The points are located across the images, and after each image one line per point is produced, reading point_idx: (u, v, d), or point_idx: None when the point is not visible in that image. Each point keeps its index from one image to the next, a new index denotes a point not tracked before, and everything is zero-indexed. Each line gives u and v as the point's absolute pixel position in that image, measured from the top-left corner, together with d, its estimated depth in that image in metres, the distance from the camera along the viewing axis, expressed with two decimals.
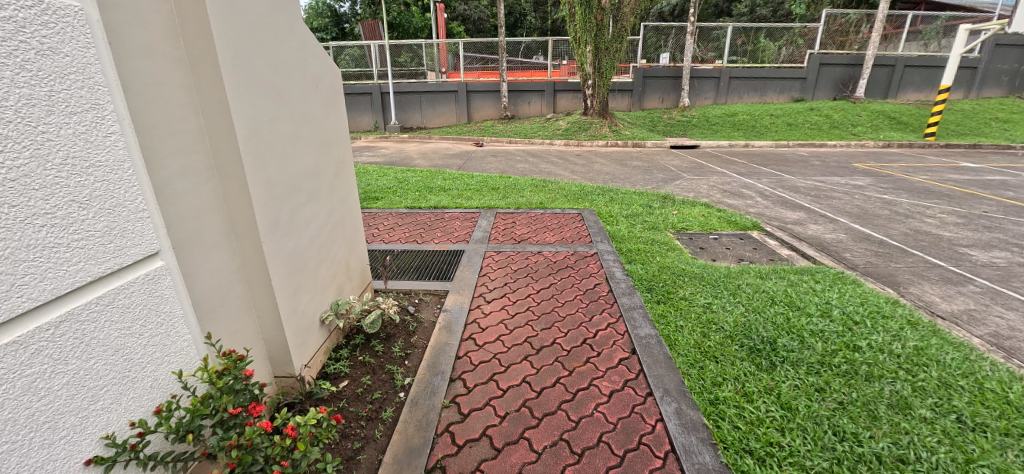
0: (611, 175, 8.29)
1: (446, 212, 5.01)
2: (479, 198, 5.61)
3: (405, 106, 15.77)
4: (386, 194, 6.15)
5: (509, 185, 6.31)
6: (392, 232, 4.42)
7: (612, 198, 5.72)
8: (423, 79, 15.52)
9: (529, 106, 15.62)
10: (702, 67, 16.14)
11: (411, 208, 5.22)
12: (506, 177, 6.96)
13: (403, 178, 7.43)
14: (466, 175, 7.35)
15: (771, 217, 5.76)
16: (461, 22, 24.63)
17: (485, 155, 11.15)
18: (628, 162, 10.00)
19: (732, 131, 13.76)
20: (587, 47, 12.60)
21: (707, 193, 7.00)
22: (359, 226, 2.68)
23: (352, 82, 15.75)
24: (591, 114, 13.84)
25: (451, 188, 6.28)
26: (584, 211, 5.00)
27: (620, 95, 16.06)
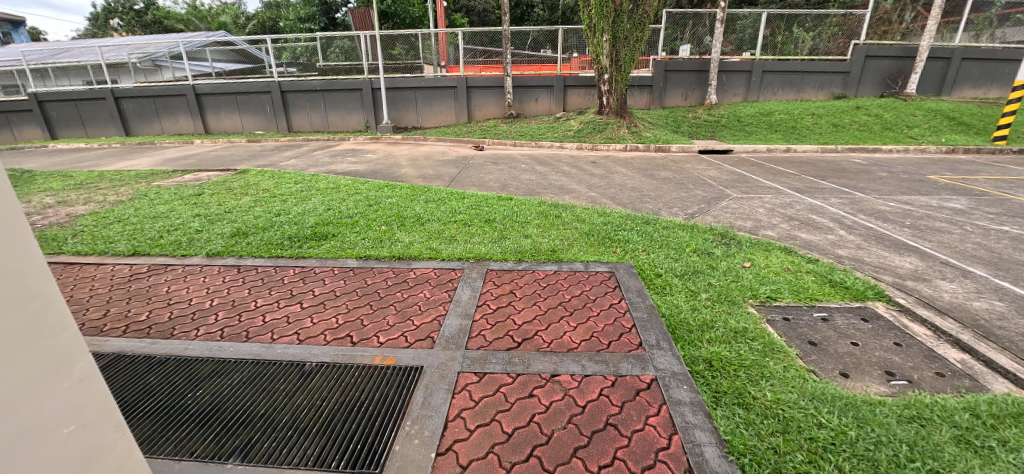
0: (638, 193, 6.64)
1: (415, 269, 3.36)
2: (466, 239, 3.98)
3: (398, 103, 14.15)
4: (343, 227, 4.54)
5: (507, 215, 4.66)
6: (319, 313, 2.78)
7: (652, 238, 4.07)
8: (419, 73, 13.85)
9: (536, 103, 13.87)
10: (730, 60, 14.29)
11: (365, 257, 3.60)
12: (506, 201, 5.30)
13: (377, 199, 5.82)
14: (455, 195, 5.74)
15: (876, 267, 4.07)
16: (465, 13, 23.03)
17: (484, 162, 9.48)
18: (654, 172, 8.28)
19: (768, 132, 11.96)
20: (603, 36, 10.91)
21: (769, 221, 5.33)
22: (112, 435, 1.09)
23: (340, 77, 14.16)
24: (606, 113, 12.05)
25: (430, 219, 4.62)
26: (618, 267, 3.36)
27: (638, 91, 14.27)
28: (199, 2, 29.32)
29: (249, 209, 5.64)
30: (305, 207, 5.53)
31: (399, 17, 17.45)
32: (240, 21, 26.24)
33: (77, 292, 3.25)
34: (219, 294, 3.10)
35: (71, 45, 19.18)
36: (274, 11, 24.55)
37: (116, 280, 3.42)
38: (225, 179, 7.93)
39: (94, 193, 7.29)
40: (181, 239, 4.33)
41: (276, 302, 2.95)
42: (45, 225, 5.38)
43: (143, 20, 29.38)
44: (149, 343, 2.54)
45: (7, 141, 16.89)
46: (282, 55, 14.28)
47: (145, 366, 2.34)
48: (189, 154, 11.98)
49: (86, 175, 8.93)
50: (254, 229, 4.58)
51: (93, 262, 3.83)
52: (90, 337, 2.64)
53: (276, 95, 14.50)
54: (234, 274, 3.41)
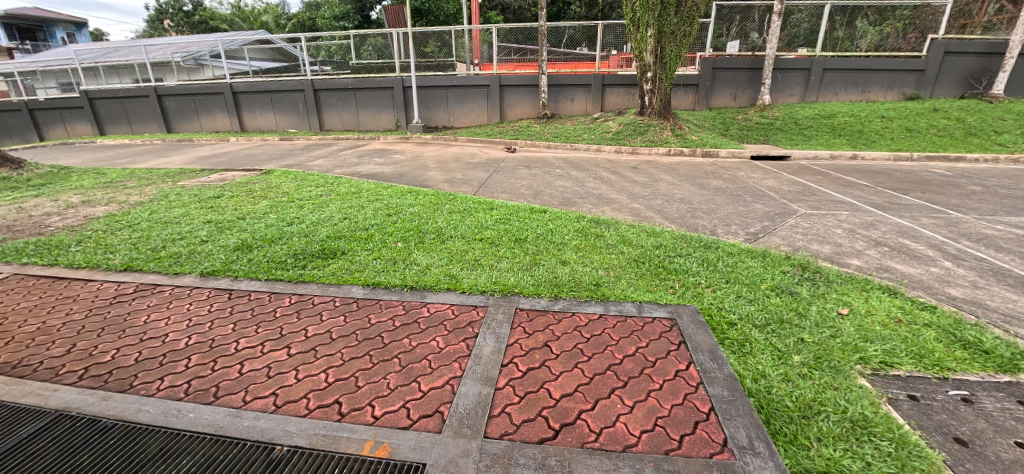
0: (689, 207, 5.84)
1: (428, 304, 2.77)
2: (491, 263, 3.35)
3: (428, 102, 13.75)
4: (355, 241, 4.00)
5: (541, 233, 4.00)
6: (307, 364, 2.25)
7: (717, 271, 3.33)
8: (451, 71, 13.40)
9: (572, 103, 13.12)
10: (786, 56, 13.04)
11: (371, 285, 3.04)
12: (540, 215, 4.64)
13: (397, 207, 5.29)
14: (482, 205, 5.13)
15: (1010, 317, 3.15)
16: (500, 11, 22.61)
17: (515, 165, 8.87)
18: (703, 181, 7.42)
19: (831, 137, 10.78)
20: (648, 31, 10.11)
21: (852, 247, 4.44)
22: None
23: (371, 75, 13.87)
24: (648, 114, 11.17)
25: (452, 235, 4.02)
26: (681, 313, 2.65)
27: (682, 90, 13.25)
28: (243, 3, 30.13)
29: (262, 215, 5.24)
30: (320, 215, 5.08)
31: (433, 15, 17.12)
32: (282, 20, 26.74)
33: (50, 318, 2.87)
34: (200, 329, 2.63)
35: (122, 44, 19.93)
36: (313, 11, 24.83)
37: (96, 304, 3.03)
38: (248, 179, 7.66)
39: (118, 193, 7.16)
40: (182, 252, 3.95)
41: (261, 345, 2.44)
42: (58, 227, 5.15)
43: (191, 20, 30.51)
44: (100, 398, 2.08)
45: (60, 136, 17.60)
46: (317, 54, 14.18)
47: (85, 436, 1.87)
48: (222, 152, 11.98)
49: (118, 172, 8.92)
50: (260, 242, 4.14)
51: (83, 278, 3.49)
52: (39, 383, 2.22)
53: (308, 94, 14.38)
54: (223, 301, 2.94)
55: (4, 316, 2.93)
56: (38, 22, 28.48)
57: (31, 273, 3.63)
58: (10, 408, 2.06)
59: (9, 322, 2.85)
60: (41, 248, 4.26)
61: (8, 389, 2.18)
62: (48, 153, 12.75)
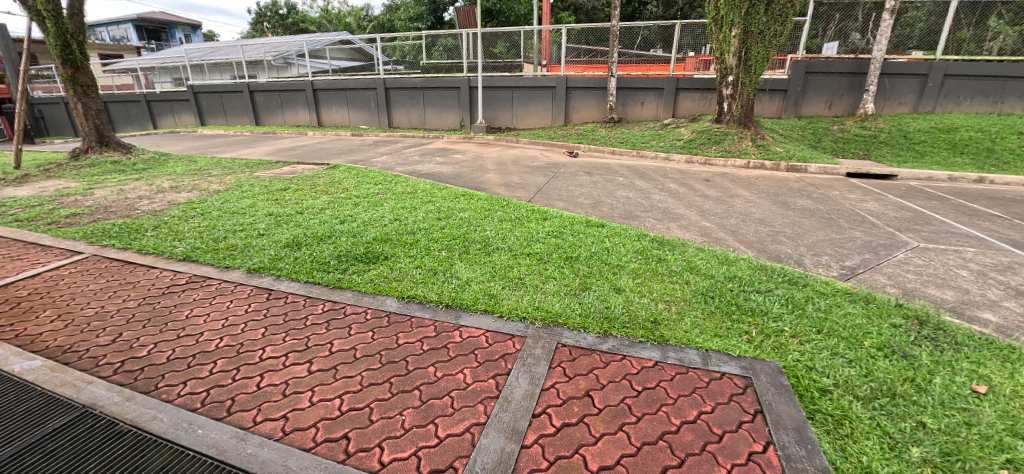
0: (771, 229, 5.13)
1: (461, 326, 2.51)
2: (537, 282, 3.01)
3: (494, 103, 13.71)
4: (399, 245, 3.85)
5: (596, 251, 3.60)
6: (323, 386, 2.08)
7: (808, 317, 2.75)
8: (518, 72, 13.23)
9: (641, 107, 12.41)
10: (896, 60, 11.40)
11: (406, 298, 2.84)
12: (596, 230, 4.23)
13: (448, 210, 5.12)
14: (536, 213, 4.81)
15: None
16: (573, 12, 22.21)
17: (576, 171, 8.47)
18: (788, 200, 6.58)
19: (950, 154, 9.23)
20: (733, 30, 9.33)
21: (985, 296, 3.59)
22: None
23: (440, 74, 14.06)
24: (726, 121, 10.24)
25: (498, 245, 3.73)
26: (759, 372, 2.17)
27: (768, 96, 12.07)
28: (331, 6, 32.35)
29: (319, 211, 5.32)
30: (373, 214, 5.05)
31: (504, 15, 17.20)
32: (364, 22, 28.29)
33: (108, 303, 2.99)
34: (232, 331, 2.57)
35: (226, 44, 22.01)
36: (392, 13, 25.98)
37: (150, 292, 3.13)
38: (315, 173, 7.96)
39: (203, 180, 7.71)
40: (238, 244, 4.04)
41: (285, 356, 2.32)
42: (143, 211, 5.57)
43: (285, 22, 33.31)
44: (123, 398, 2.05)
45: (170, 125, 19.74)
46: (391, 54, 14.46)
47: (98, 440, 1.82)
48: (299, 145, 12.72)
49: (207, 160, 9.71)
50: (310, 239, 4.13)
51: (147, 264, 3.65)
52: (78, 373, 2.25)
53: (380, 92, 14.92)
54: (261, 303, 2.89)
55: (72, 297, 3.10)
56: (163, 24, 32.46)
57: (107, 255, 3.88)
58: (46, 397, 2.09)
59: (73, 303, 3.00)
60: (123, 231, 4.58)
61: (49, 376, 2.22)
62: (158, 140, 14.29)
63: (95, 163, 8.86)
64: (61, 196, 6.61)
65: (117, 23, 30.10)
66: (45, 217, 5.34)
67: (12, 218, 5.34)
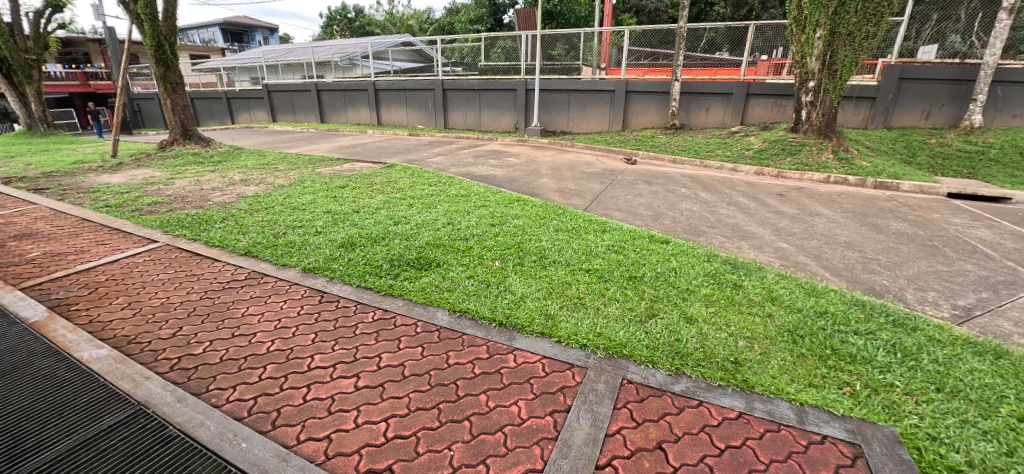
0: (861, 256, 4.52)
1: (515, 348, 2.32)
2: (597, 304, 2.75)
3: (550, 106, 13.48)
4: (452, 252, 3.71)
5: (663, 271, 3.27)
6: (369, 405, 1.96)
7: (927, 372, 2.29)
8: (576, 75, 12.91)
9: (707, 113, 11.66)
10: (1013, 66, 9.95)
11: (456, 312, 2.68)
12: (661, 247, 3.88)
13: (502, 216, 4.95)
14: (594, 224, 4.53)
15: None
16: (634, 14, 21.54)
17: (634, 179, 8.06)
18: (879, 222, 5.84)
19: None
20: (817, 31, 8.56)
21: None
22: None
23: (498, 76, 14.03)
24: (804, 130, 9.37)
25: (555, 258, 3.50)
26: (869, 439, 1.80)
27: (852, 104, 10.97)
28: (395, 10, 33.58)
29: (374, 211, 5.35)
30: (426, 217, 4.99)
31: (564, 17, 16.98)
32: (425, 25, 29.06)
33: (173, 294, 3.08)
34: (283, 335, 2.53)
35: (299, 46, 23.37)
36: (452, 16, 26.48)
37: (212, 286, 3.21)
38: (373, 172, 8.10)
39: (269, 174, 8.08)
40: (296, 242, 4.09)
41: (332, 367, 2.24)
42: (215, 203, 5.86)
43: (352, 25, 35.00)
44: (175, 399, 2.04)
45: (245, 121, 21.19)
46: (451, 55, 14.76)
47: (147, 443, 1.80)
48: (359, 143, 13.14)
49: (275, 155, 10.21)
50: (364, 240, 4.11)
51: (212, 257, 3.78)
52: (138, 367, 2.29)
53: (438, 93, 15.15)
54: (313, 305, 2.86)
55: (143, 286, 3.23)
56: (245, 27, 35.12)
57: (178, 245, 4.06)
58: (107, 390, 2.13)
59: (144, 293, 3.13)
60: (195, 222, 4.80)
61: (113, 368, 2.28)
62: (234, 135, 15.32)
63: (177, 154, 9.57)
64: (146, 184, 7.13)
65: (206, 26, 32.92)
66: (130, 204, 5.74)
67: (103, 204, 5.79)
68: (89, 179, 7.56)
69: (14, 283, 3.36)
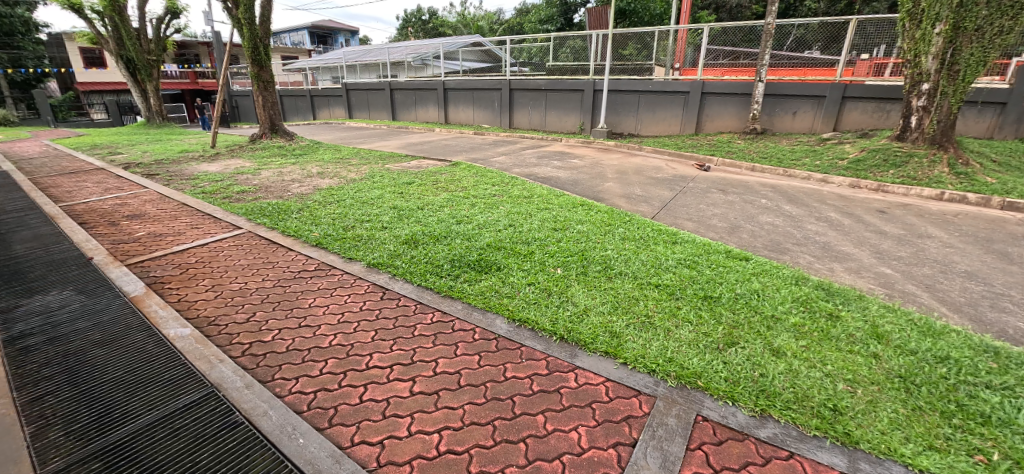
0: (988, 290, 3.83)
1: (576, 367, 2.17)
2: (667, 323, 2.52)
3: (618, 107, 13.03)
4: (513, 255, 3.62)
5: (743, 292, 2.94)
6: (423, 413, 1.91)
7: None
8: (648, 75, 12.38)
9: (793, 118, 10.55)
10: None
11: (515, 320, 2.58)
12: (741, 264, 3.52)
13: (565, 220, 4.78)
14: (664, 234, 4.23)
15: None
16: (714, 10, 20.33)
17: (707, 186, 7.52)
18: (1010, 249, 4.95)
19: None
20: (937, 26, 7.42)
21: None
22: None
23: (565, 77, 13.81)
24: (912, 139, 8.23)
25: (621, 269, 3.29)
26: None
27: (975, 110, 9.47)
28: (466, 11, 34.41)
29: (437, 209, 5.40)
30: (488, 217, 4.94)
31: (638, 15, 16.38)
32: (494, 25, 29.45)
33: (251, 280, 3.27)
34: (345, 329, 2.57)
35: (376, 47, 24.59)
36: (522, 16, 26.59)
37: (284, 274, 3.36)
38: (438, 169, 8.25)
39: (343, 168, 8.51)
40: (362, 236, 4.21)
41: (389, 368, 2.22)
42: (293, 194, 6.24)
43: (425, 26, 36.35)
44: (244, 385, 2.12)
45: (325, 117, 22.68)
46: (519, 56, 14.76)
47: (215, 427, 1.87)
48: (426, 140, 13.54)
49: (349, 150, 10.77)
50: (426, 238, 4.14)
51: (287, 246, 3.98)
52: (215, 349, 2.42)
53: (504, 93, 15.21)
54: (375, 302, 2.89)
55: (226, 270, 3.47)
56: (329, 30, 37.70)
57: (259, 233, 4.33)
58: (187, 369, 2.26)
59: (226, 277, 3.35)
60: (274, 211, 5.12)
61: (193, 348, 2.43)
62: (314, 130, 16.42)
63: (265, 147, 10.37)
64: (237, 174, 7.77)
65: (296, 30, 35.79)
66: (223, 192, 6.27)
67: (200, 190, 6.38)
68: (191, 167, 8.40)
69: (122, 259, 3.76)
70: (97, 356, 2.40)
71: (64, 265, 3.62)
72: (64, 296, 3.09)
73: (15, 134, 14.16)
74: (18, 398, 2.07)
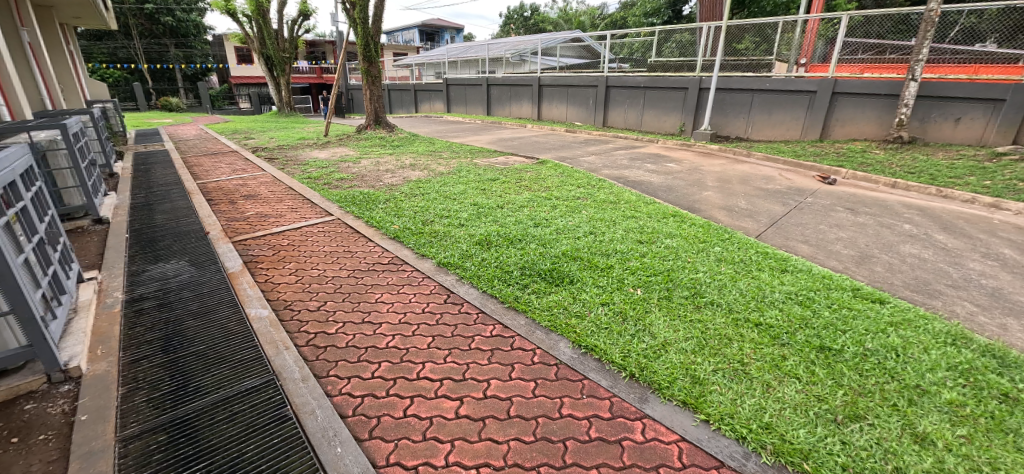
0: None
1: (645, 415, 1.85)
2: (767, 376, 2.07)
3: (726, 107, 11.76)
4: (588, 268, 3.32)
5: (875, 347, 2.33)
6: (464, 442, 1.74)
7: None
8: (765, 72, 11.02)
9: (954, 126, 8.46)
10: None
11: (579, 346, 2.31)
12: (873, 306, 2.83)
13: (653, 232, 4.33)
14: (772, 260, 3.60)
15: None
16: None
17: (830, 203, 6.42)
18: None
19: None
20: None
21: None
22: None
23: (668, 73, 12.88)
24: None
25: (713, 298, 2.83)
26: None
27: None
28: (568, 6, 34.02)
29: (517, 209, 5.25)
30: (569, 222, 4.67)
31: (758, 5, 14.73)
32: (596, 19, 28.65)
33: (330, 268, 3.40)
34: (403, 331, 2.50)
35: (478, 44, 25.31)
36: (626, 9, 25.50)
37: (359, 265, 3.44)
38: (523, 167, 8.13)
39: (433, 161, 8.78)
40: (438, 232, 4.19)
41: (440, 382, 2.09)
42: (385, 184, 6.52)
43: (526, 22, 36.65)
44: (301, 377, 2.13)
45: (426, 110, 23.93)
46: (619, 51, 14.22)
47: (266, 418, 1.89)
48: (516, 136, 13.56)
49: (441, 143, 11.15)
50: (501, 240, 4.00)
51: (368, 237, 4.10)
52: (284, 335, 2.50)
53: (600, 90, 14.63)
54: (438, 305, 2.80)
55: (311, 255, 3.66)
56: (437, 28, 39.79)
57: (346, 221, 4.54)
58: (257, 352, 2.36)
59: (310, 262, 3.52)
60: (363, 200, 5.36)
61: (266, 331, 2.53)
62: (415, 122, 17.36)
63: (368, 137, 11.14)
64: (340, 161, 8.39)
65: (408, 29, 38.38)
66: (325, 178, 6.78)
67: (307, 176, 6.96)
68: (304, 154, 9.28)
69: (231, 236, 4.16)
70: (189, 327, 2.62)
71: (187, 237, 4.10)
72: (179, 266, 3.48)
73: (182, 119, 16.97)
74: (123, 358, 2.32)
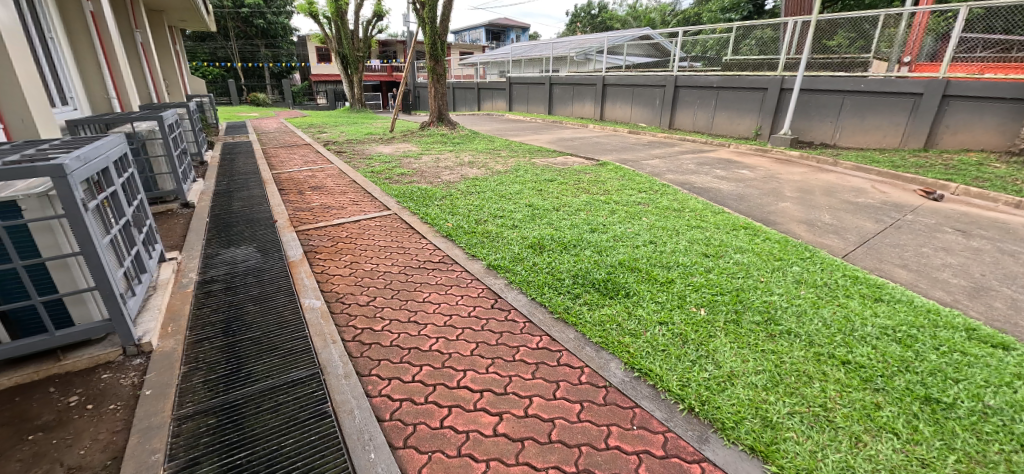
0: None
1: (704, 459, 1.64)
2: (857, 429, 1.75)
3: (809, 109, 10.68)
4: (647, 281, 3.08)
5: (1001, 405, 1.91)
6: (498, 465, 1.62)
7: None
8: (861, 71, 9.91)
9: None
10: None
11: (632, 368, 2.11)
12: (994, 352, 2.36)
13: (722, 245, 3.97)
14: (863, 286, 3.14)
15: None
16: None
17: (936, 221, 5.59)
18: None
19: None
20: None
21: None
22: None
23: (745, 72, 12.00)
24: None
25: (790, 326, 2.50)
26: None
27: None
28: (638, 4, 32.98)
29: (573, 212, 5.06)
30: (628, 229, 4.42)
31: None
32: (667, 16, 27.51)
33: (382, 263, 3.43)
34: (447, 335, 2.44)
35: (544, 42, 25.26)
36: (701, 5, 24.22)
37: (410, 262, 3.45)
38: (582, 168, 7.90)
39: (491, 159, 8.79)
40: (490, 232, 4.12)
41: (479, 394, 1.99)
42: (442, 181, 6.59)
43: (593, 21, 36.02)
44: (343, 373, 2.13)
45: (488, 109, 24.22)
46: (691, 49, 13.44)
47: (307, 413, 1.90)
48: (577, 136, 13.30)
49: (500, 141, 11.17)
50: (554, 244, 3.85)
51: (422, 234, 4.12)
52: (332, 328, 2.53)
53: (668, 90, 13.94)
54: (484, 310, 2.71)
55: (366, 249, 3.73)
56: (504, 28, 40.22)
57: (402, 217, 4.60)
58: (306, 343, 2.40)
59: (364, 256, 3.58)
60: (420, 196, 5.43)
61: (317, 323, 2.58)
62: (476, 120, 17.60)
63: (430, 134, 11.41)
64: (403, 157, 8.63)
65: (476, 28, 39.13)
66: (387, 173, 6.98)
67: (371, 169, 7.22)
68: (370, 148, 9.68)
69: (296, 226, 4.34)
70: (249, 312, 2.74)
71: (258, 224, 4.35)
72: (247, 252, 3.67)
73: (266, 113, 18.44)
74: (189, 338, 2.45)
